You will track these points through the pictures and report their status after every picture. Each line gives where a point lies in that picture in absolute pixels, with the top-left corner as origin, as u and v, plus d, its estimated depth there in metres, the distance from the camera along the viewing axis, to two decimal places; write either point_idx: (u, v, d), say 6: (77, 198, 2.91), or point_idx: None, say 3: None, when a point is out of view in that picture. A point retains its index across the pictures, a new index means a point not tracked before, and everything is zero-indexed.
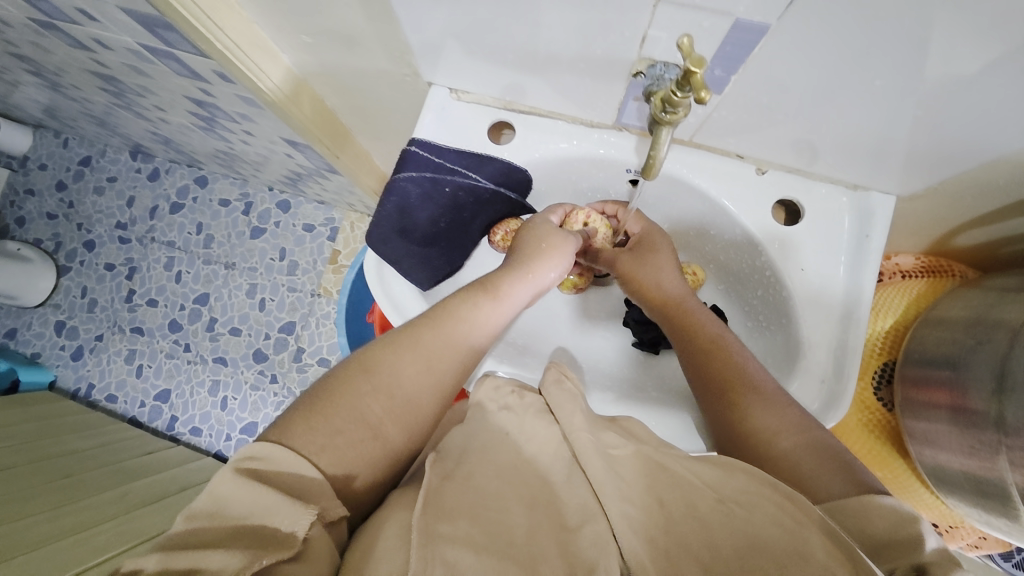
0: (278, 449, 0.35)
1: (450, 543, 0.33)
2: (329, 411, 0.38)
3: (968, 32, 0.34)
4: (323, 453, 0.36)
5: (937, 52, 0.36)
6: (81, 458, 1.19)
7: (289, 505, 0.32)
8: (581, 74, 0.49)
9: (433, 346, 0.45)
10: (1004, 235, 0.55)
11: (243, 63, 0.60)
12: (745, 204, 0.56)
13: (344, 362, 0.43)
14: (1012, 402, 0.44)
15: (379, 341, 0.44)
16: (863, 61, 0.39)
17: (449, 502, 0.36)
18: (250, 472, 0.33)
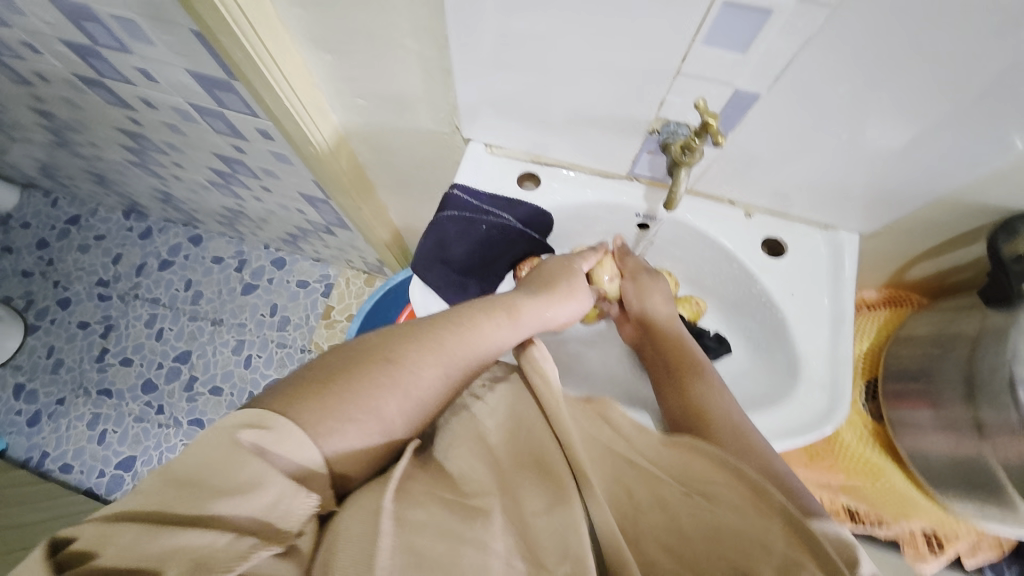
0: (281, 421, 0.36)
1: (417, 531, 0.35)
2: (343, 395, 0.39)
3: (902, 99, 0.46)
4: (328, 435, 0.37)
5: (881, 114, 0.48)
6: (33, 532, 1.09)
7: (286, 492, 0.34)
8: (604, 132, 0.60)
9: (454, 352, 0.47)
10: (948, 266, 0.66)
11: (304, 120, 0.68)
12: (739, 241, 0.66)
13: (351, 351, 0.44)
14: (983, 397, 0.52)
15: (393, 334, 0.46)
16: (827, 120, 0.50)
17: (418, 490, 0.38)
18: (249, 441, 0.34)
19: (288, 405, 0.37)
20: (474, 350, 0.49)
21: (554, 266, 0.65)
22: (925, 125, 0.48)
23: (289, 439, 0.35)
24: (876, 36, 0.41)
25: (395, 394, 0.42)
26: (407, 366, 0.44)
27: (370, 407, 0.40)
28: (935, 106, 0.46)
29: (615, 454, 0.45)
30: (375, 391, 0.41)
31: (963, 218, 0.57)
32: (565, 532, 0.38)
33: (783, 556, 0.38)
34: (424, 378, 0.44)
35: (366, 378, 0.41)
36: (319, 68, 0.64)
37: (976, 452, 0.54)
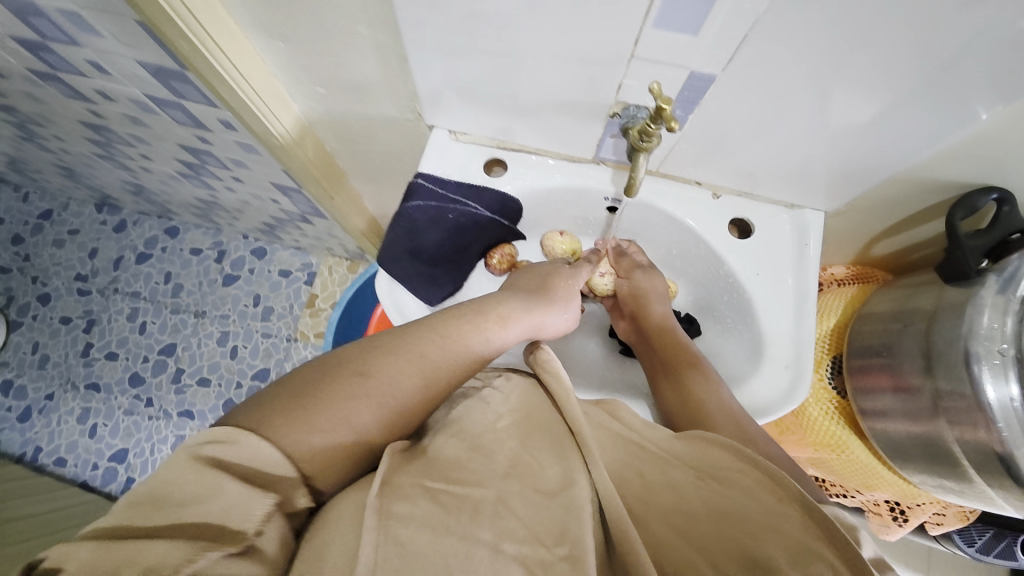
0: (245, 435, 0.37)
1: (405, 525, 0.34)
2: (314, 405, 0.40)
3: (863, 79, 0.46)
4: (299, 445, 0.38)
5: (843, 92, 0.48)
6: (34, 522, 1.09)
7: (241, 491, 0.34)
8: (567, 116, 0.59)
9: (430, 359, 0.47)
10: (910, 244, 0.67)
11: (260, 110, 0.66)
12: (706, 224, 0.66)
13: (335, 362, 0.44)
14: (940, 371, 0.53)
15: (372, 347, 0.46)
16: (791, 99, 0.49)
17: (409, 479, 0.38)
18: (209, 456, 0.35)
19: (262, 419, 0.38)
20: (453, 356, 0.49)
21: (545, 268, 0.67)
22: (898, 96, 0.46)
23: (257, 454, 0.36)
24: (830, 16, 0.40)
25: (369, 403, 0.42)
26: (383, 377, 0.44)
27: (342, 418, 0.40)
28: (897, 85, 0.46)
29: (623, 446, 0.46)
30: (348, 403, 0.41)
31: (923, 194, 0.58)
32: (562, 516, 0.38)
33: (795, 538, 0.39)
34: (402, 387, 0.44)
35: (338, 391, 0.41)
36: (273, 57, 0.62)
37: (933, 425, 0.55)
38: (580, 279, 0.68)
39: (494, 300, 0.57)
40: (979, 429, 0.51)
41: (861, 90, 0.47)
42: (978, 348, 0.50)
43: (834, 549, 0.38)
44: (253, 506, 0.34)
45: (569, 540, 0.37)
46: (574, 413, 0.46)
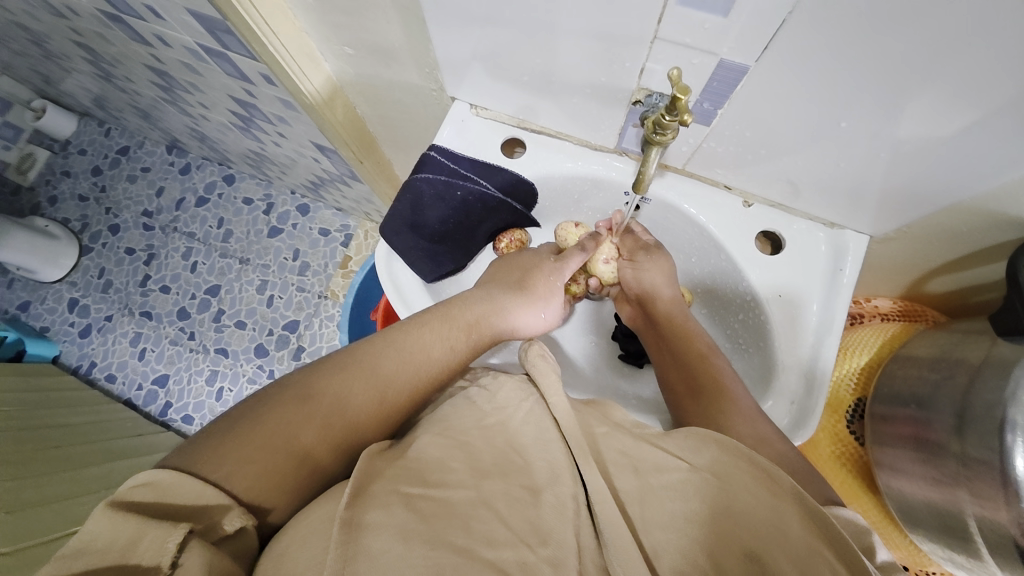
0: (170, 475, 0.35)
1: (376, 534, 0.34)
2: (250, 433, 0.39)
3: (934, 90, 0.39)
4: (237, 475, 0.37)
5: (906, 102, 0.41)
6: (74, 432, 1.20)
7: (157, 525, 0.31)
8: (589, 99, 0.56)
9: (380, 372, 0.47)
10: (971, 284, 0.59)
11: (291, 68, 0.67)
12: (729, 232, 0.62)
13: (271, 390, 0.43)
14: (970, 436, 0.47)
15: (313, 368, 0.46)
16: (852, 100, 0.43)
17: (387, 483, 0.38)
18: (124, 503, 0.32)
19: (199, 454, 0.37)
20: (405, 369, 0.49)
21: (531, 258, 0.64)
22: (977, 114, 0.40)
23: (181, 490, 0.34)
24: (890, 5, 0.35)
25: (311, 424, 0.41)
26: (327, 394, 0.44)
27: (283, 440, 0.40)
28: (973, 104, 0.39)
29: (629, 441, 0.45)
30: (288, 424, 0.41)
31: (987, 231, 0.50)
32: (549, 519, 0.38)
33: (805, 543, 0.36)
34: (346, 402, 0.44)
35: (278, 415, 0.41)
36: (307, 15, 0.62)
37: (952, 492, 0.49)
38: (567, 271, 0.64)
39: (462, 304, 0.56)
40: (1001, 510, 0.44)
41: (932, 103, 0.41)
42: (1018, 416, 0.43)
43: (834, 550, 0.36)
44: (171, 533, 0.31)
45: (553, 542, 0.37)
46: (562, 411, 0.46)
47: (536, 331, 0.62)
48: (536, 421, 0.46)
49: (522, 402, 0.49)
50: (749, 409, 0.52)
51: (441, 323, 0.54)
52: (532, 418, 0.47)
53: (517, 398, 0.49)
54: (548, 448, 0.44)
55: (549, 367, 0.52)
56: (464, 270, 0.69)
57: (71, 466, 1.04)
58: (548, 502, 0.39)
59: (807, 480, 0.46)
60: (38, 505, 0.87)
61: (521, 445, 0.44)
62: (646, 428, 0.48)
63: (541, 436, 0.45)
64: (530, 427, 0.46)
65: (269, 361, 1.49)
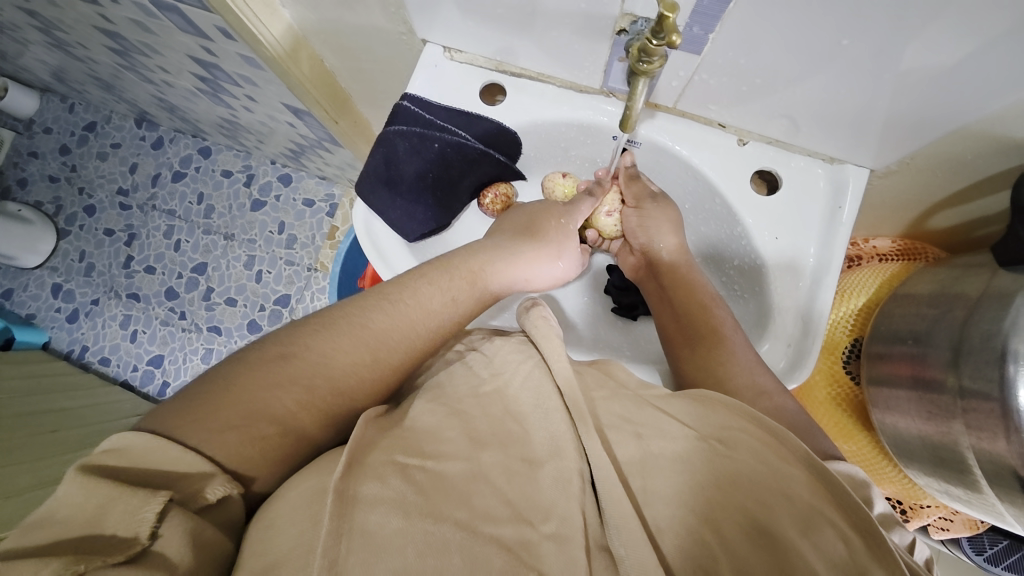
0: (145, 439, 0.34)
1: (372, 509, 0.33)
2: (229, 400, 0.37)
3: (949, 1, 0.35)
4: (217, 443, 0.35)
5: (917, 21, 0.37)
6: (72, 415, 1.20)
7: (129, 496, 0.30)
8: (569, 32, 0.51)
9: (370, 330, 0.44)
10: (974, 217, 0.56)
11: (246, 17, 0.62)
12: (723, 173, 0.59)
13: (261, 347, 0.41)
14: (967, 370, 0.46)
15: (305, 327, 0.43)
16: (857, 20, 0.39)
17: (380, 458, 0.36)
18: (101, 469, 0.31)
19: (173, 419, 0.35)
20: (398, 327, 0.46)
21: (538, 208, 0.61)
22: (997, 30, 0.36)
23: (157, 457, 0.33)
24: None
25: (295, 389, 0.39)
26: (311, 355, 0.41)
27: (263, 408, 0.38)
28: (993, 17, 0.35)
29: (629, 405, 0.43)
30: (270, 390, 0.38)
31: (995, 156, 0.47)
32: (548, 493, 0.37)
33: (808, 506, 0.36)
34: (333, 364, 0.42)
35: (260, 379, 0.38)
36: None
37: (948, 425, 0.49)
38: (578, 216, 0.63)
39: (463, 257, 0.54)
40: (999, 441, 0.44)
41: (946, 20, 0.36)
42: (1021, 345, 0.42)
43: (839, 507, 0.36)
44: (145, 504, 0.30)
45: (555, 517, 0.36)
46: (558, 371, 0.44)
47: (547, 283, 0.61)
48: (537, 387, 0.44)
49: (520, 366, 0.46)
50: (753, 366, 0.51)
51: (441, 274, 0.51)
52: (531, 383, 0.44)
53: (515, 361, 0.46)
54: (548, 417, 0.41)
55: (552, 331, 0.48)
56: (448, 228, 0.66)
57: (70, 450, 1.05)
58: (547, 474, 0.38)
59: (807, 434, 0.46)
60: (38, 489, 0.87)
61: (520, 413, 0.42)
62: (648, 386, 0.46)
63: (543, 404, 0.42)
64: (530, 392, 0.43)
65: None
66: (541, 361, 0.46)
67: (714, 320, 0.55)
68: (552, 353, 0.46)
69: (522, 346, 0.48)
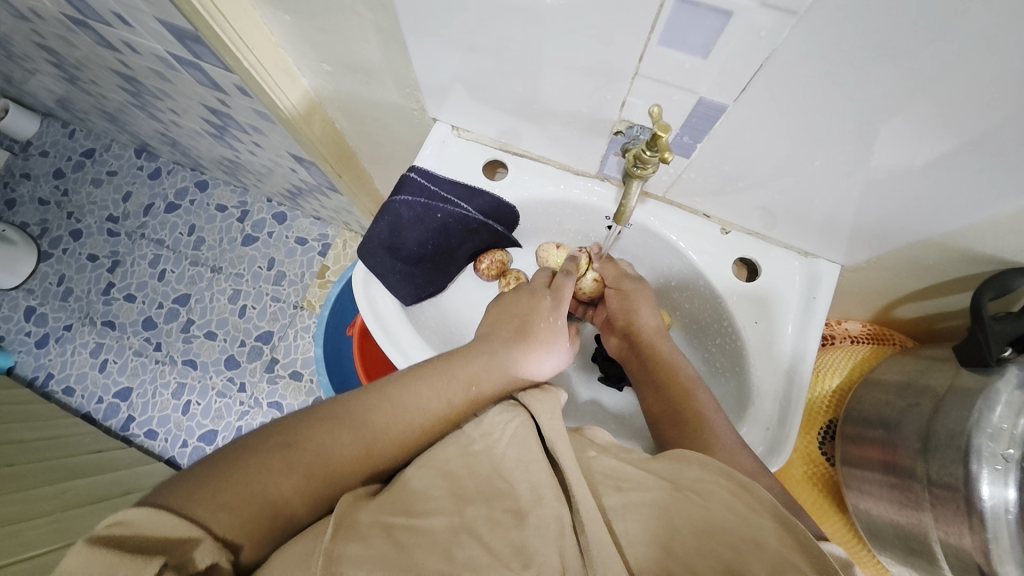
0: (145, 512, 0.34)
1: (355, 565, 0.34)
2: (231, 478, 0.38)
3: (918, 126, 0.40)
4: (211, 519, 0.36)
5: (883, 139, 0.42)
6: (26, 449, 1.13)
7: (127, 562, 0.31)
8: (570, 127, 0.57)
9: (369, 425, 0.46)
10: (937, 311, 0.61)
11: (266, 82, 0.65)
12: (708, 258, 0.64)
13: (266, 432, 0.43)
14: (934, 461, 0.48)
15: (310, 413, 0.45)
16: (827, 137, 0.44)
17: (365, 520, 0.37)
18: (103, 538, 0.32)
19: (179, 493, 0.37)
20: (394, 420, 0.47)
21: (525, 298, 0.62)
22: (954, 147, 0.40)
23: (156, 526, 0.34)
24: (885, 72, 0.37)
25: (292, 473, 0.40)
26: (311, 442, 0.42)
27: (258, 492, 0.39)
28: (944, 140, 0.40)
29: (613, 463, 0.44)
30: (269, 471, 0.40)
31: (957, 263, 0.52)
32: (534, 540, 0.36)
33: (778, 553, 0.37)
34: (329, 453, 0.43)
35: (259, 461, 0.40)
36: (284, 31, 0.61)
37: (917, 515, 0.51)
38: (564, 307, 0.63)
39: (466, 357, 0.54)
40: (965, 535, 0.46)
41: (908, 140, 0.41)
42: (982, 440, 0.45)
43: (807, 559, 0.37)
44: (144, 567, 0.31)
45: (535, 564, 0.35)
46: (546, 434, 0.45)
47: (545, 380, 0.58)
48: (521, 443, 0.44)
49: (508, 424, 0.46)
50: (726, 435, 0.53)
51: (442, 369, 0.52)
52: (517, 440, 0.44)
53: (503, 421, 0.46)
54: (529, 469, 0.41)
55: (545, 395, 0.49)
56: (444, 291, 0.69)
57: (24, 485, 0.98)
58: (533, 524, 0.37)
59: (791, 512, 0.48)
60: None
61: (509, 468, 0.42)
62: (631, 453, 0.47)
63: (525, 457, 0.42)
64: (515, 450, 0.43)
65: (240, 373, 1.42)
66: (529, 418, 0.47)
67: (691, 397, 0.58)
68: (543, 414, 0.46)
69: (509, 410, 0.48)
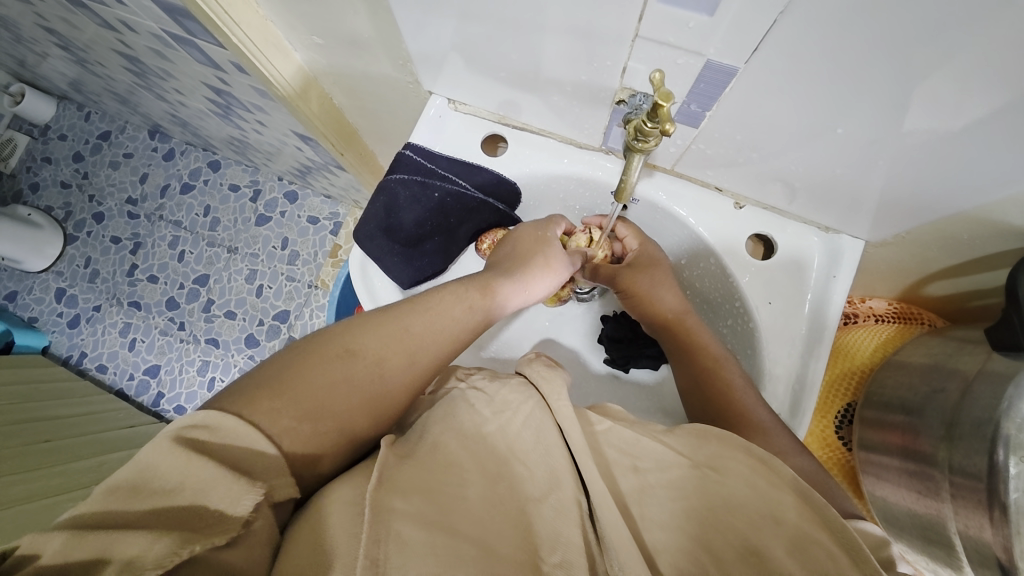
0: (228, 423, 0.35)
1: (404, 520, 0.33)
2: (303, 389, 0.39)
3: (961, 87, 0.35)
4: (289, 432, 0.37)
5: (920, 102, 0.37)
6: (63, 424, 1.18)
7: (231, 483, 0.32)
8: (570, 98, 0.53)
9: (410, 334, 0.46)
10: (971, 289, 0.56)
11: (258, 59, 0.63)
12: (720, 237, 0.62)
13: (317, 341, 0.43)
14: (959, 449, 0.45)
15: (355, 325, 0.45)
16: (857, 100, 0.40)
17: (408, 478, 0.36)
18: (193, 443, 0.33)
19: (253, 405, 0.37)
20: (433, 329, 0.48)
21: (527, 233, 0.61)
22: (1000, 111, 0.35)
23: (243, 440, 0.35)
24: (916, 30, 0.32)
25: (352, 387, 0.42)
26: (364, 354, 0.43)
27: (329, 404, 0.40)
28: (989, 103, 0.35)
29: (628, 434, 0.43)
30: (332, 383, 0.41)
31: (993, 239, 0.48)
32: (553, 522, 0.36)
33: (795, 528, 0.35)
34: (381, 366, 0.44)
35: (323, 370, 0.41)
36: (271, 3, 0.58)
37: (936, 504, 0.48)
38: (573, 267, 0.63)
39: (489, 275, 0.56)
40: (986, 529, 0.43)
41: (946, 105, 0.37)
42: (1009, 430, 0.42)
43: (834, 538, 0.34)
44: (244, 495, 0.32)
45: (562, 547, 0.35)
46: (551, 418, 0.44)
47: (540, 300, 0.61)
48: (538, 426, 0.42)
49: (521, 405, 0.43)
50: (747, 392, 0.53)
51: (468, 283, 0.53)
52: (533, 422, 0.42)
53: (515, 401, 0.44)
54: (549, 453, 0.40)
55: (553, 374, 0.47)
56: (445, 271, 0.68)
57: (62, 459, 1.04)
58: (550, 508, 0.37)
59: (827, 494, 0.45)
60: (28, 501, 0.86)
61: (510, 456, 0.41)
62: (649, 424, 0.46)
63: (543, 441, 0.41)
64: (531, 431, 0.41)
65: (260, 351, 1.46)
66: (541, 401, 0.44)
67: (713, 351, 0.57)
68: (554, 393, 0.44)
69: (518, 387, 0.46)
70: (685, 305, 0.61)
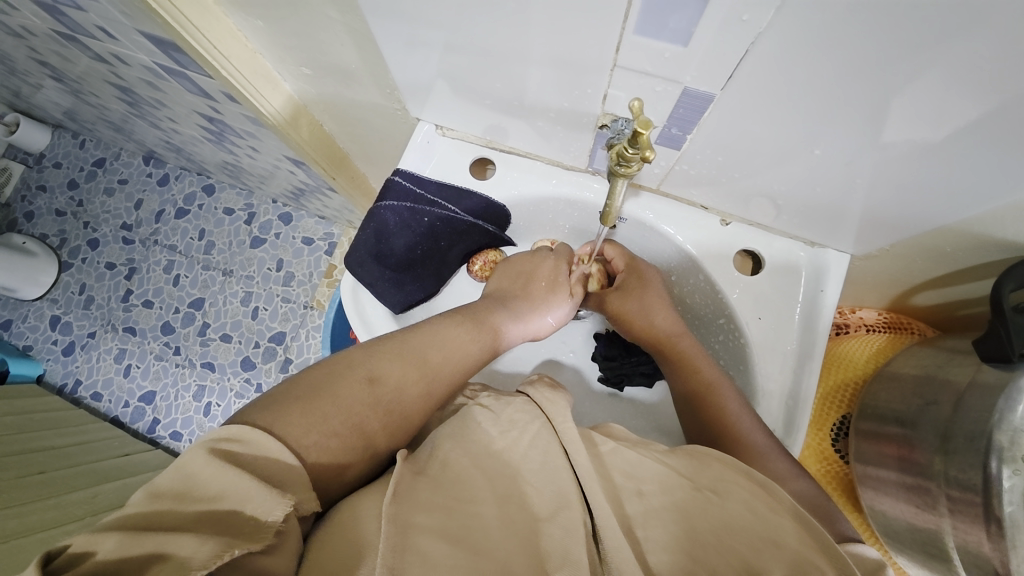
0: (260, 435, 0.35)
1: (425, 534, 0.33)
2: (336, 406, 0.40)
3: (934, 103, 0.36)
4: (323, 448, 0.38)
5: (897, 118, 0.38)
6: (56, 455, 1.17)
7: (268, 494, 0.32)
8: (555, 123, 0.54)
9: (428, 360, 0.48)
10: (957, 298, 0.57)
11: (247, 89, 0.64)
12: (708, 254, 0.64)
13: (346, 360, 0.44)
14: (955, 461, 0.45)
15: (380, 345, 0.47)
16: (835, 119, 0.41)
17: (425, 495, 0.36)
18: (225, 454, 0.33)
19: (283, 420, 0.37)
20: (450, 356, 0.49)
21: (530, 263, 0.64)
22: (972, 129, 0.36)
23: (273, 455, 0.35)
24: (887, 53, 0.33)
25: (377, 408, 0.42)
26: (388, 376, 0.44)
27: (357, 424, 0.40)
28: (961, 117, 0.36)
29: (631, 457, 0.42)
30: (358, 404, 0.41)
31: (973, 250, 0.48)
32: (559, 541, 0.35)
33: (795, 553, 0.35)
34: (403, 389, 0.45)
35: (349, 392, 0.41)
36: (257, 35, 0.59)
37: (934, 517, 0.48)
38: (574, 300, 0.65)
39: (496, 308, 0.58)
40: (985, 542, 0.43)
41: (922, 120, 0.37)
42: (1003, 441, 0.42)
43: (829, 563, 0.34)
44: (279, 505, 0.32)
45: (570, 564, 0.34)
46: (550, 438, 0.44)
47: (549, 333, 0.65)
48: (544, 447, 0.41)
49: (527, 425, 0.43)
50: (741, 414, 0.53)
51: (478, 313, 0.56)
52: (539, 443, 0.42)
53: (519, 422, 0.44)
54: (555, 474, 0.39)
55: (557, 396, 0.47)
56: (439, 293, 0.70)
57: (54, 492, 1.02)
58: (556, 527, 0.36)
59: (825, 519, 0.45)
60: (18, 537, 0.84)
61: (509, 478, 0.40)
62: (651, 444, 0.46)
63: (550, 463, 0.40)
64: (537, 453, 0.41)
65: (256, 374, 1.45)
66: (546, 422, 0.44)
67: (706, 374, 0.57)
68: (559, 415, 0.44)
69: (522, 409, 0.45)
70: (679, 325, 0.61)
